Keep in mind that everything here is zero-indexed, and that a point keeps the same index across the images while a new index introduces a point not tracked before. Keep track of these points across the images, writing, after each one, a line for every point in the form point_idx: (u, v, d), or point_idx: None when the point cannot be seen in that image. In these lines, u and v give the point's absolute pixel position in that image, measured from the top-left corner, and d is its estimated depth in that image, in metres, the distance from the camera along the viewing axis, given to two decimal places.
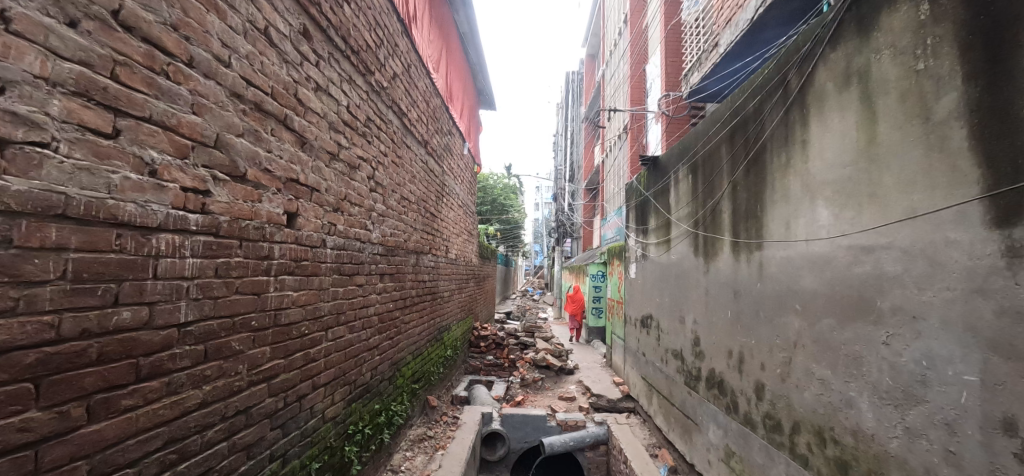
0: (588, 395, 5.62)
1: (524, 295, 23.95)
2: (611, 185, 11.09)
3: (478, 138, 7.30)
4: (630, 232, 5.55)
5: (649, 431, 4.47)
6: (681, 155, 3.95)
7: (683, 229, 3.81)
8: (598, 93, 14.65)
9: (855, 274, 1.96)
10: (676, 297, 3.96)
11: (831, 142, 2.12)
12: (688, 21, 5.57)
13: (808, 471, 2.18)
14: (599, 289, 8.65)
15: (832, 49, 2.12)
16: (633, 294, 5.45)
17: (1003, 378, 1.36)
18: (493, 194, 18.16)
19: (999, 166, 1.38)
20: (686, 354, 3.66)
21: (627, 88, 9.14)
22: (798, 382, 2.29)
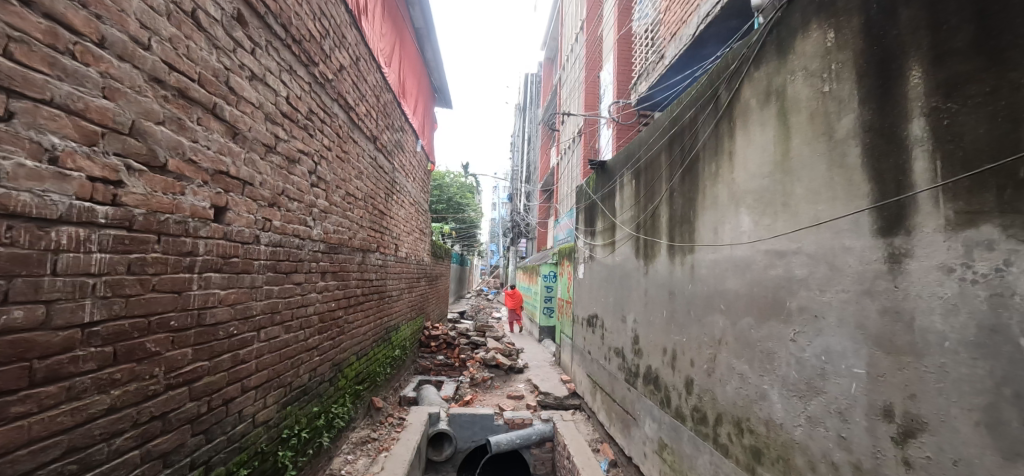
0: (535, 393, 5.70)
1: (479, 295, 23.91)
2: (564, 187, 11.32)
3: (432, 135, 7.19)
4: (580, 234, 5.68)
5: (592, 427, 4.62)
6: (626, 160, 4.11)
7: (626, 232, 3.96)
8: (554, 97, 14.93)
9: (770, 276, 2.13)
10: (619, 296, 4.10)
11: (753, 154, 2.28)
12: (637, 32, 5.81)
13: (727, 459, 2.34)
14: (551, 289, 8.98)
15: (755, 68, 2.30)
16: (581, 294, 5.59)
17: (885, 370, 1.55)
18: (450, 193, 17.96)
19: (885, 181, 1.58)
20: (626, 351, 3.81)
21: (582, 94, 9.37)
22: (722, 376, 2.46)
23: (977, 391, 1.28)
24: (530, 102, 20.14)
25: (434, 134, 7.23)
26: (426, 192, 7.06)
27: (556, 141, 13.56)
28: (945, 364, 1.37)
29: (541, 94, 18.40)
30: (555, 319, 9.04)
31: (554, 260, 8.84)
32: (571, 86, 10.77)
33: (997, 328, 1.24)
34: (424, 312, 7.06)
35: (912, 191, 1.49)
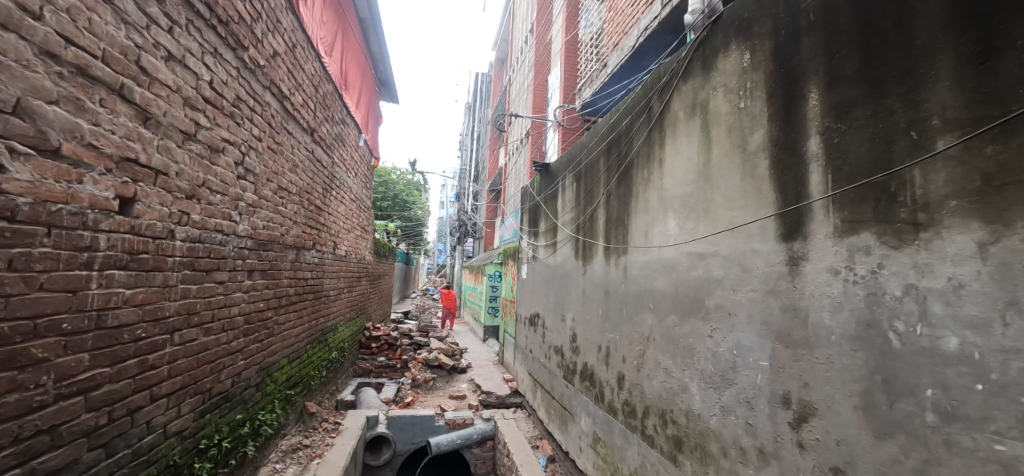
0: (477, 392, 5.72)
1: (425, 295, 23.45)
2: (511, 188, 11.40)
3: (376, 130, 6.93)
4: (523, 234, 5.77)
5: (533, 424, 4.71)
6: (568, 163, 4.22)
7: (567, 233, 4.08)
8: (502, 98, 15.00)
9: (692, 277, 2.29)
10: (559, 296, 4.22)
11: (679, 163, 2.44)
12: (583, 39, 5.99)
13: (653, 449, 2.49)
14: (496, 288, 9.01)
15: (683, 82, 2.46)
16: (523, 294, 5.68)
17: (785, 361, 1.75)
18: (396, 190, 17.45)
19: (787, 191, 1.80)
20: (565, 349, 3.92)
21: (530, 96, 9.50)
22: (649, 371, 2.60)
23: (855, 379, 1.50)
24: (481, 101, 20.08)
25: (379, 128, 6.98)
26: (369, 188, 6.80)
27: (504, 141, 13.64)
28: (831, 355, 1.59)
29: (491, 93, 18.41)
30: (500, 319, 9.09)
31: (499, 260, 8.87)
32: (520, 88, 10.87)
33: (872, 323, 1.47)
34: (365, 313, 6.81)
35: (809, 200, 1.71)
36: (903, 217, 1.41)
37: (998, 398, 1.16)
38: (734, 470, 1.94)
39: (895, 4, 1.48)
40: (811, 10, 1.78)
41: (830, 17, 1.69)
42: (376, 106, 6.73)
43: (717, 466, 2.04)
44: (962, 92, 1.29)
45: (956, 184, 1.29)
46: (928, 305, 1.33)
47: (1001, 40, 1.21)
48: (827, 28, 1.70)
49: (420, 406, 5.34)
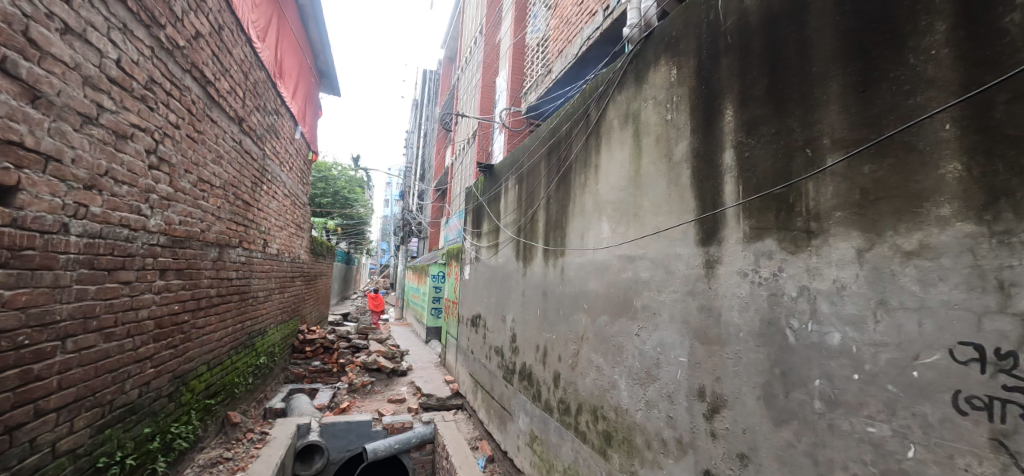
0: (417, 395, 5.63)
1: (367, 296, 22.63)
2: (457, 188, 11.31)
3: (314, 122, 6.57)
4: (467, 235, 5.75)
5: (473, 425, 4.71)
6: (511, 166, 4.26)
7: (508, 234, 4.12)
8: (451, 97, 14.84)
9: (622, 278, 2.41)
10: (500, 297, 4.25)
11: (613, 169, 2.55)
12: (529, 43, 6.08)
13: (585, 445, 2.57)
14: (439, 289, 8.92)
15: (618, 92, 2.58)
16: (466, 294, 5.66)
17: (701, 357, 1.90)
18: (335, 186, 16.61)
19: (705, 199, 1.94)
20: (505, 350, 3.96)
21: (478, 96, 9.49)
22: (582, 370, 2.70)
23: (759, 372, 1.67)
24: (428, 98, 19.70)
25: (317, 121, 6.63)
26: (306, 183, 6.44)
27: (451, 141, 13.52)
28: (739, 351, 1.74)
29: (439, 91, 18.14)
30: (442, 320, 9.01)
31: (442, 260, 8.74)
32: (469, 87, 10.83)
33: (772, 321, 1.64)
34: (299, 315, 6.45)
35: (723, 208, 1.86)
36: (799, 225, 1.59)
37: (871, 385, 1.36)
38: (657, 460, 2.06)
39: (798, 35, 1.67)
40: (728, 33, 1.95)
41: (745, 41, 1.87)
42: (315, 96, 6.39)
43: (642, 458, 2.15)
44: (846, 117, 1.49)
45: (841, 198, 1.48)
46: (818, 305, 1.51)
47: (878, 75, 1.43)
48: (741, 51, 1.87)
49: (356, 412, 5.16)
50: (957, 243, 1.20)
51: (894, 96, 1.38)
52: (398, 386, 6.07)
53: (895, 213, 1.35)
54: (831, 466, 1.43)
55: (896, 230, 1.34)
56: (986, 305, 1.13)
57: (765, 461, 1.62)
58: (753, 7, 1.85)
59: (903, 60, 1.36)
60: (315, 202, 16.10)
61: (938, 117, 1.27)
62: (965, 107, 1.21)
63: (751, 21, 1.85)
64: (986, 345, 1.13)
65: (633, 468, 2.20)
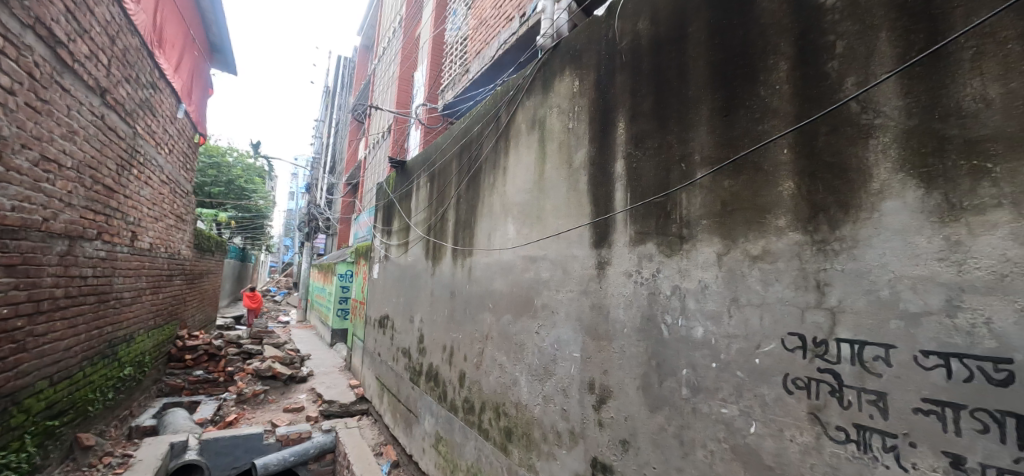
0: (318, 402, 5.31)
1: (265, 296, 20.58)
2: (370, 182, 10.79)
3: (201, 100, 5.82)
4: (377, 233, 5.54)
5: (377, 430, 4.58)
6: (423, 163, 4.18)
7: (418, 233, 4.04)
8: (366, 87, 14.14)
9: (525, 278, 2.49)
10: (408, 297, 4.15)
11: (520, 172, 2.63)
12: (448, 40, 6.01)
13: (487, 442, 2.61)
14: (347, 289, 8.56)
15: (527, 97, 2.66)
16: (374, 294, 5.44)
17: (592, 352, 2.04)
18: (230, 174, 14.80)
19: (598, 204, 2.09)
20: (412, 351, 3.87)
21: (394, 89, 9.16)
22: (486, 368, 2.74)
23: (639, 364, 1.83)
24: (343, 85, 18.51)
25: (204, 99, 5.88)
26: (188, 168, 5.68)
27: (365, 132, 12.87)
28: (623, 346, 1.90)
29: (354, 79, 17.13)
30: (349, 321, 8.61)
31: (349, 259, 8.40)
32: (385, 78, 10.38)
33: (651, 317, 1.81)
34: (177, 318, 5.67)
35: (612, 213, 2.01)
36: (673, 231, 1.77)
37: (724, 372, 1.56)
38: (552, 452, 2.17)
39: (678, 61, 1.87)
40: (623, 52, 2.12)
41: (636, 61, 2.04)
42: (203, 71, 5.65)
43: (539, 451, 2.24)
44: (712, 137, 1.70)
45: (706, 208, 1.68)
46: (687, 302, 1.70)
47: (736, 102, 1.64)
48: (633, 70, 2.05)
49: (245, 424, 4.73)
50: (789, 250, 1.44)
51: (747, 121, 1.60)
52: (295, 394, 5.67)
53: (745, 223, 1.56)
54: (693, 445, 1.62)
55: (746, 237, 1.55)
56: (808, 301, 1.37)
57: (642, 444, 1.78)
58: (645, 31, 2.03)
59: (756, 91, 1.59)
60: (205, 190, 14.19)
61: (779, 142, 1.50)
62: (797, 135, 1.45)
63: (642, 43, 2.03)
64: (807, 334, 1.37)
65: (531, 461, 2.28)
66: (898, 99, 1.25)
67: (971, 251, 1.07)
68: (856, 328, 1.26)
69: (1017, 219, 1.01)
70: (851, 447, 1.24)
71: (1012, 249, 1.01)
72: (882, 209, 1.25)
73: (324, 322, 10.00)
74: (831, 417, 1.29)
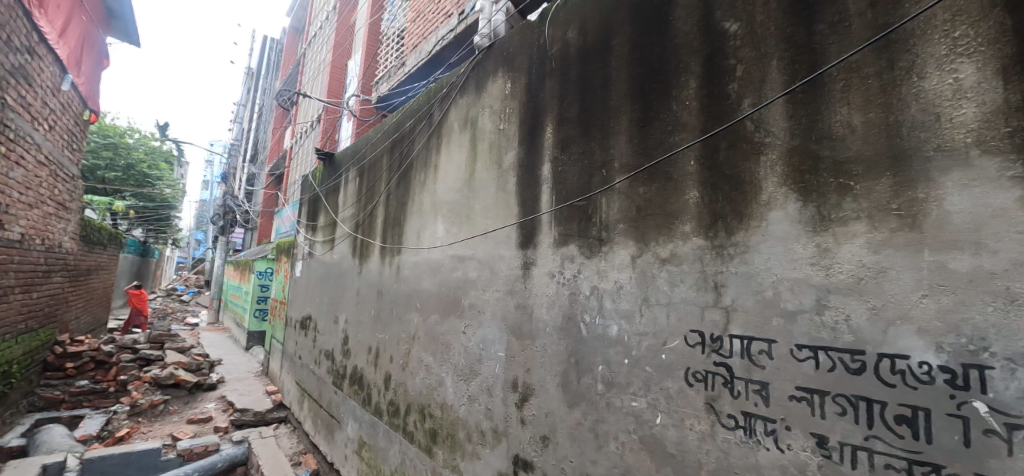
0: (228, 411, 4.93)
1: (171, 295, 18.48)
2: (296, 174, 10.12)
3: (93, 71, 5.11)
4: (300, 229, 5.23)
5: (296, 439, 4.37)
6: (353, 156, 4.01)
7: (345, 230, 3.87)
8: (296, 72, 13.27)
9: (453, 278, 2.48)
10: (333, 297, 3.95)
11: (451, 171, 2.62)
12: (385, 31, 5.81)
13: (412, 446, 2.56)
14: (266, 288, 8.01)
15: (460, 96, 2.66)
16: (296, 294, 5.12)
17: (515, 351, 2.08)
18: (132, 158, 13.16)
19: (527, 205, 2.13)
20: (335, 353, 3.70)
21: (327, 76, 8.69)
22: (412, 370, 2.68)
23: (559, 362, 1.89)
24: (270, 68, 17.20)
25: (97, 70, 5.17)
26: (74, 149, 4.96)
27: (292, 120, 12.05)
28: (545, 344, 1.96)
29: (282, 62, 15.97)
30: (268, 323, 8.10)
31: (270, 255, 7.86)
32: (316, 65, 9.80)
33: (571, 316, 1.88)
34: (56, 322, 4.95)
35: (540, 214, 2.06)
36: (593, 233, 1.85)
37: (635, 368, 1.66)
38: (475, 451, 2.18)
39: (603, 71, 1.96)
40: (553, 59, 2.18)
41: (565, 69, 2.11)
42: (97, 40, 4.97)
43: (463, 451, 2.24)
44: (630, 145, 1.80)
45: (623, 212, 1.77)
46: (604, 302, 1.78)
47: (652, 114, 1.75)
48: (562, 77, 2.12)
49: (139, 440, 4.24)
50: (693, 253, 1.56)
51: (661, 133, 1.71)
52: (202, 404, 5.19)
53: (656, 228, 1.67)
54: (607, 438, 1.70)
55: (657, 241, 1.66)
56: (707, 301, 1.49)
57: (561, 439, 1.84)
58: (574, 40, 2.11)
59: (669, 106, 1.70)
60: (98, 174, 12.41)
61: (687, 154, 1.62)
62: (702, 148, 1.58)
63: (571, 52, 2.11)
64: (705, 330, 1.49)
65: (455, 462, 2.27)
66: (783, 121, 1.40)
67: (835, 257, 1.23)
68: (745, 325, 1.40)
69: (871, 230, 1.18)
70: (739, 433, 1.37)
71: (867, 256, 1.17)
72: (768, 218, 1.39)
73: (239, 325, 9.24)
74: (724, 406, 1.41)
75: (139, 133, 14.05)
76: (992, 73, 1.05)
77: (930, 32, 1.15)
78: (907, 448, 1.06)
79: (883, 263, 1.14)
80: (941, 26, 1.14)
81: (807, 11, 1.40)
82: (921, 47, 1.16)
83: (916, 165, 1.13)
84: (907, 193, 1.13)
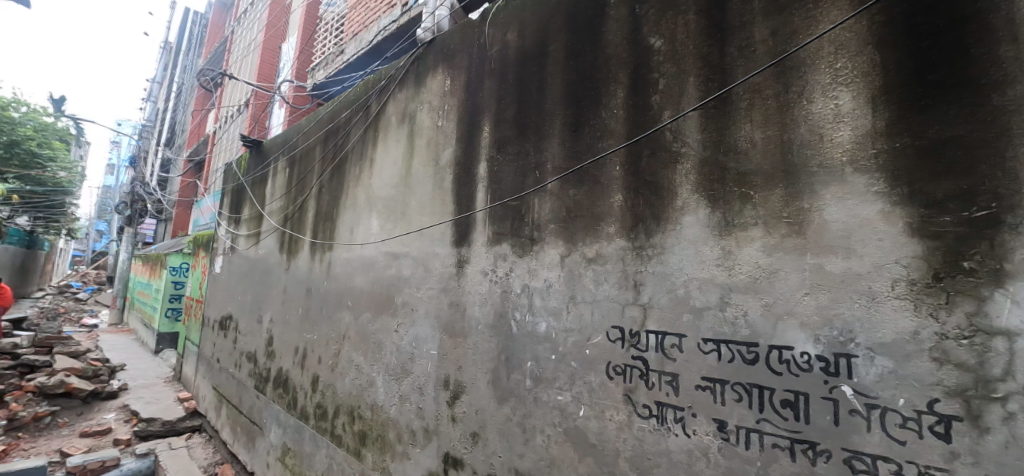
0: (132, 422, 4.46)
1: (64, 293, 16.25)
2: (221, 161, 9.33)
3: None
4: (221, 221, 4.85)
5: (212, 449, 4.05)
6: (283, 144, 3.79)
7: (272, 223, 3.64)
8: (223, 51, 12.22)
9: (386, 275, 2.42)
10: (257, 295, 3.71)
11: (388, 166, 2.57)
12: (323, 15, 5.54)
13: (340, 449, 2.47)
14: (180, 286, 7.34)
15: (399, 89, 2.61)
16: (215, 291, 4.73)
17: (448, 349, 2.08)
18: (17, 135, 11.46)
19: (463, 204, 2.14)
20: (259, 355, 3.47)
21: (259, 58, 8.10)
22: (342, 370, 2.59)
23: (490, 359, 1.92)
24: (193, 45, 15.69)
25: None
26: None
27: (218, 102, 11.09)
28: (477, 342, 1.98)
29: (208, 38, 14.62)
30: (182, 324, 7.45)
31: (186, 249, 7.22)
32: (246, 44, 9.09)
33: (503, 314, 1.92)
34: None
35: (476, 212, 2.08)
36: (526, 233, 1.90)
37: (561, 363, 1.72)
38: (405, 452, 2.15)
39: (539, 75, 2.01)
40: (492, 59, 2.20)
41: (504, 70, 2.14)
42: None
43: (392, 452, 2.20)
44: (563, 149, 1.86)
45: (554, 213, 1.84)
46: (533, 300, 1.84)
47: (583, 119, 1.82)
48: (501, 78, 2.15)
49: (18, 458, 3.70)
50: (616, 253, 1.65)
51: (590, 138, 1.79)
52: (99, 415, 4.64)
53: (584, 229, 1.74)
54: (533, 431, 1.75)
55: (584, 241, 1.73)
56: (627, 299, 1.59)
57: (489, 435, 1.87)
58: (513, 42, 2.15)
59: (599, 113, 1.78)
60: None
61: (613, 159, 1.71)
62: (627, 155, 1.68)
63: (509, 53, 2.15)
64: (624, 326, 1.58)
65: (384, 463, 2.23)
66: (697, 133, 1.52)
67: (737, 259, 1.36)
68: (659, 321, 1.51)
69: (766, 235, 1.31)
70: (652, 421, 1.47)
71: (762, 258, 1.31)
72: (682, 222, 1.50)
73: (147, 326, 8.36)
74: (640, 397, 1.51)
75: (27, 106, 12.24)
76: (864, 101, 1.20)
77: (818, 62, 1.30)
78: (790, 429, 1.20)
79: (775, 264, 1.28)
80: (826, 57, 1.28)
81: (720, 34, 1.53)
82: (810, 74, 1.31)
83: (803, 179, 1.27)
84: (795, 203, 1.27)
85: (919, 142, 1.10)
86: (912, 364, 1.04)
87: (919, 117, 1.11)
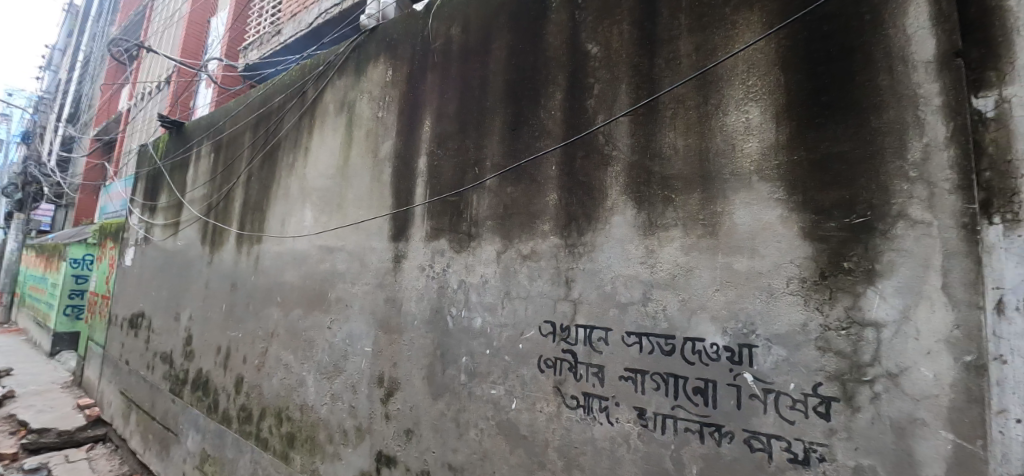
0: (20, 433, 3.95)
1: None
2: (134, 141, 8.43)
3: None
4: (134, 208, 4.41)
5: (119, 460, 3.69)
6: (207, 127, 3.52)
7: (194, 212, 3.37)
8: (140, 19, 11.03)
9: (320, 270, 2.33)
10: (175, 290, 3.42)
11: (324, 155, 2.47)
12: None
13: (265, 453, 2.35)
14: (82, 279, 6.57)
15: (337, 77, 2.51)
16: (124, 286, 4.30)
17: (382, 346, 2.05)
18: None
19: (402, 198, 2.11)
20: (175, 356, 3.20)
21: (184, 31, 7.42)
22: (269, 369, 2.46)
23: (425, 354, 1.92)
24: None
25: None
26: None
27: (134, 77, 10.01)
28: (412, 338, 1.97)
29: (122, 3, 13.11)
30: (83, 322, 6.72)
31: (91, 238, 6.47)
32: (168, 14, 8.28)
33: (439, 309, 1.92)
34: None
35: (415, 207, 2.06)
36: (463, 229, 1.91)
37: (495, 357, 1.75)
38: (336, 452, 2.09)
39: (481, 72, 2.02)
40: (435, 52, 2.18)
41: (446, 64, 2.13)
42: None
43: (322, 453, 2.14)
44: (503, 146, 1.89)
45: (491, 210, 1.86)
46: (469, 295, 1.86)
47: (523, 118, 1.86)
48: (443, 72, 2.13)
49: None
50: (550, 250, 1.71)
51: (529, 137, 1.83)
52: None
53: (519, 226, 1.78)
54: (467, 425, 1.77)
55: (520, 238, 1.78)
56: (558, 294, 1.65)
57: (422, 432, 1.87)
58: (456, 37, 2.14)
59: (537, 113, 1.83)
60: None
61: (549, 159, 1.76)
62: (562, 155, 1.74)
63: (452, 48, 2.14)
64: (556, 321, 1.65)
65: (313, 465, 2.15)
66: (627, 138, 1.61)
67: (659, 258, 1.46)
68: (588, 316, 1.58)
69: (685, 235, 1.42)
70: (580, 411, 1.54)
71: (681, 257, 1.42)
72: (612, 222, 1.59)
73: (40, 325, 7.40)
74: (569, 388, 1.57)
75: None
76: (770, 117, 1.33)
77: (733, 78, 1.42)
78: (700, 414, 1.31)
79: (691, 263, 1.39)
80: (740, 74, 1.41)
81: (650, 45, 1.62)
82: (726, 89, 1.43)
83: (717, 185, 1.39)
84: (710, 207, 1.39)
85: (813, 156, 1.24)
86: (802, 352, 1.18)
87: (812, 134, 1.25)
